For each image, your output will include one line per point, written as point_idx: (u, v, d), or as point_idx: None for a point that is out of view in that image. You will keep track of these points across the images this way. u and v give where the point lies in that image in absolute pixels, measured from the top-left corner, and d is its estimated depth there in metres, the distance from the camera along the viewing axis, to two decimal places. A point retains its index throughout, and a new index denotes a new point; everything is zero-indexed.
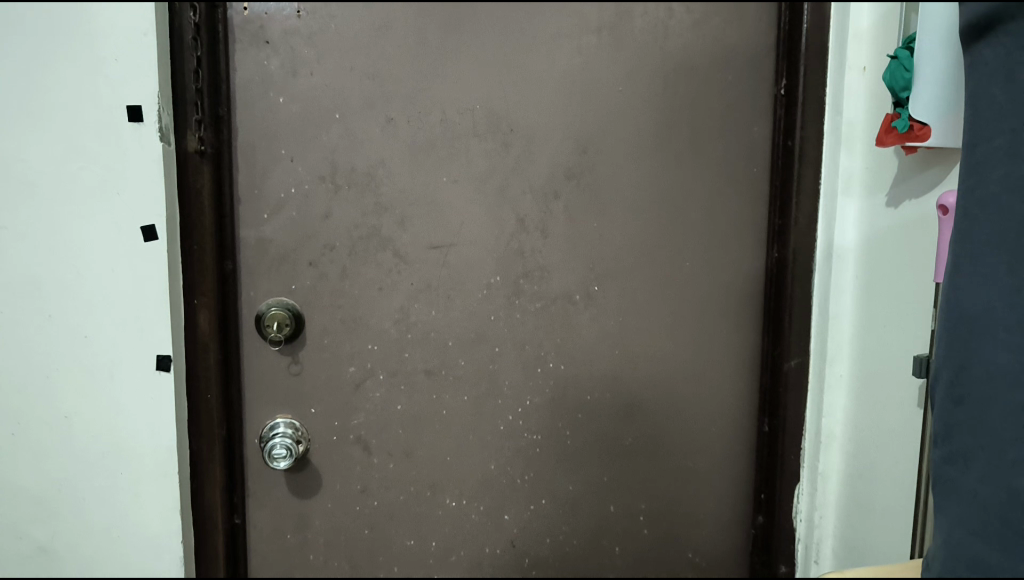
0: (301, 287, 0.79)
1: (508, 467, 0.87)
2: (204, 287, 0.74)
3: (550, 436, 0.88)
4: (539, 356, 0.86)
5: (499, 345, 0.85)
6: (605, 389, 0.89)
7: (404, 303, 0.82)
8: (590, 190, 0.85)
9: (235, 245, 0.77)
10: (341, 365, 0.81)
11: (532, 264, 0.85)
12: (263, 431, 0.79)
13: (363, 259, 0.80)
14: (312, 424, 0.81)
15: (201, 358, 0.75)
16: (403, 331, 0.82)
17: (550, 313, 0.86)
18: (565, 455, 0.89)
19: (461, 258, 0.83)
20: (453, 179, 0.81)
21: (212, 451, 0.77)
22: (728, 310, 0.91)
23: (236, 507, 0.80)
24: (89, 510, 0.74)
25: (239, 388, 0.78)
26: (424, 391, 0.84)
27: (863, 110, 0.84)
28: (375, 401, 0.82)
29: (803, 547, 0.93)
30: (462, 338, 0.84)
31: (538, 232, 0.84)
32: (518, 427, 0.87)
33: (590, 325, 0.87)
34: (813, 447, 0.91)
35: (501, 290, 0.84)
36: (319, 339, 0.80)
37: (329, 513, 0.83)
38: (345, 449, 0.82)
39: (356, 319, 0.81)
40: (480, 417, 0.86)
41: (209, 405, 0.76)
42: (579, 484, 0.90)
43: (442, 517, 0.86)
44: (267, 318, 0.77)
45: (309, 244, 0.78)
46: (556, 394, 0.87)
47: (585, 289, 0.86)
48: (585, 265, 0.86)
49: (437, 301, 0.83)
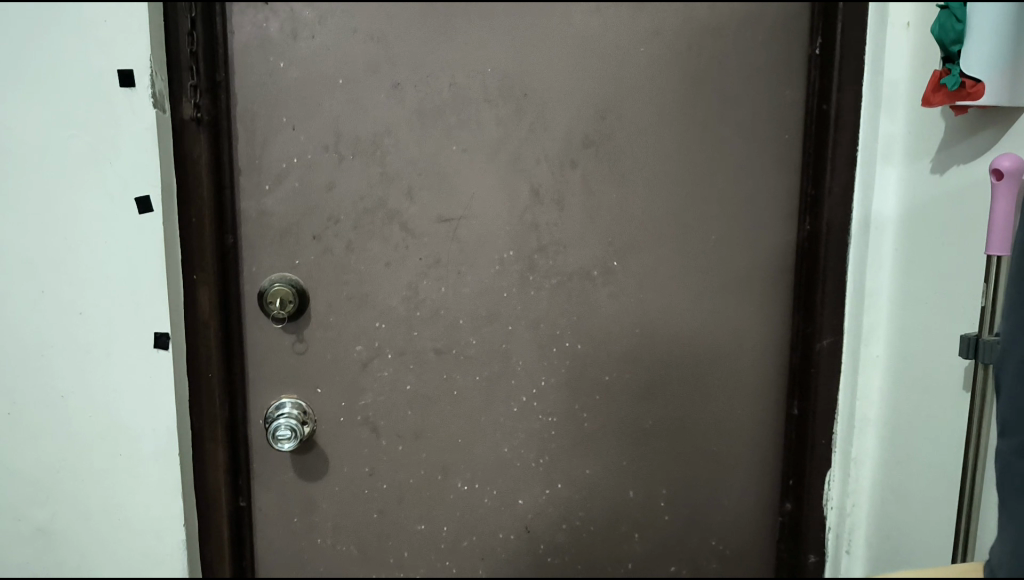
0: (305, 262, 0.75)
1: (522, 450, 0.84)
2: (206, 261, 0.71)
3: (567, 419, 0.84)
4: (555, 335, 0.82)
5: (513, 323, 0.81)
6: (625, 371, 0.85)
7: (413, 279, 0.78)
8: (609, 159, 0.80)
9: (236, 218, 0.73)
10: (348, 343, 0.78)
11: (547, 238, 0.80)
12: (268, 411, 0.76)
13: (369, 233, 0.76)
14: (318, 404, 0.78)
15: (201, 336, 0.72)
16: (412, 308, 0.79)
17: (567, 289, 0.82)
18: (583, 438, 0.85)
19: (473, 233, 0.79)
20: (464, 148, 0.77)
21: (214, 430, 0.73)
22: (755, 286, 0.86)
23: (241, 490, 0.77)
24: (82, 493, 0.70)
25: (241, 365, 0.75)
26: (435, 370, 0.80)
27: (906, 69, 0.78)
28: (383, 381, 0.79)
29: (833, 536, 0.88)
30: (474, 316, 0.80)
31: (553, 203, 0.80)
32: (532, 408, 0.83)
33: (608, 302, 0.83)
34: (847, 432, 0.86)
35: (515, 266, 0.80)
36: (323, 317, 0.77)
37: (337, 496, 0.80)
38: (353, 431, 0.79)
39: (363, 296, 0.77)
40: (492, 399, 0.82)
41: (211, 384, 0.72)
42: (597, 468, 0.86)
43: (453, 501, 0.83)
44: (269, 294, 0.74)
45: (312, 217, 0.75)
46: (572, 375, 0.83)
47: (603, 265, 0.82)
48: (602, 239, 0.82)
49: (449, 278, 0.79)
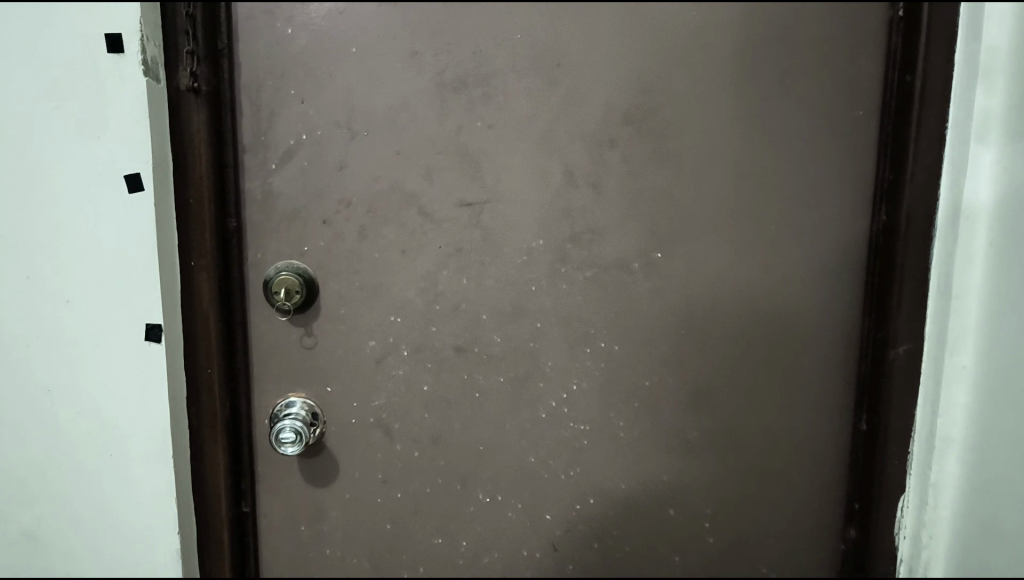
0: (314, 249, 0.69)
1: (550, 460, 0.76)
2: (205, 248, 0.65)
3: (601, 428, 0.76)
4: (588, 334, 0.74)
5: (542, 320, 0.73)
6: (667, 376, 0.76)
7: (431, 269, 0.71)
8: (653, 137, 0.71)
9: (240, 199, 0.67)
10: (360, 338, 0.71)
11: (581, 225, 0.72)
12: (275, 409, 0.71)
13: (384, 217, 0.69)
14: (327, 404, 0.72)
15: (200, 327, 0.66)
16: (430, 302, 0.71)
17: (603, 283, 0.73)
18: (619, 449, 0.77)
19: (499, 219, 0.71)
20: (489, 124, 0.69)
21: (213, 432, 0.68)
22: (818, 284, 0.76)
23: (245, 495, 0.72)
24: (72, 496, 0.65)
25: (245, 358, 0.70)
26: (455, 370, 0.73)
27: (1010, 32, 0.66)
28: (398, 380, 0.72)
29: (905, 569, 0.77)
30: (498, 311, 0.72)
31: (589, 186, 0.71)
32: (562, 414, 0.75)
33: (650, 300, 0.74)
34: (925, 453, 0.75)
35: (545, 256, 0.72)
36: (334, 310, 0.70)
37: (348, 504, 0.74)
38: (365, 434, 0.73)
39: (377, 288, 0.70)
40: (518, 403, 0.74)
41: (211, 379, 0.67)
42: (633, 483, 0.78)
43: (473, 514, 0.76)
44: (274, 283, 0.68)
45: (322, 200, 0.68)
46: (607, 379, 0.75)
47: (645, 256, 0.73)
48: (643, 227, 0.73)
49: (472, 269, 0.71)
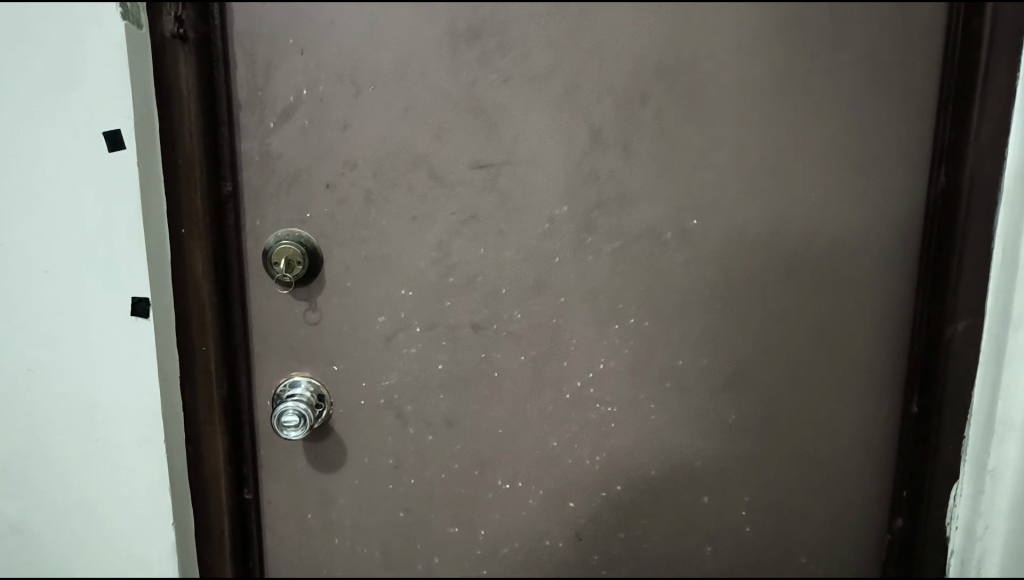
0: (317, 216, 0.63)
1: (575, 445, 0.70)
2: (196, 215, 0.60)
3: (630, 411, 0.70)
4: (616, 309, 0.68)
5: (566, 295, 0.67)
6: (702, 355, 0.70)
7: (445, 238, 0.65)
8: (688, 91, 0.64)
9: (235, 161, 0.61)
10: (368, 313, 0.65)
11: (608, 190, 0.65)
12: (278, 390, 0.66)
13: (393, 181, 0.63)
14: (334, 384, 0.67)
15: (193, 301, 0.61)
16: (443, 274, 0.65)
17: (632, 254, 0.67)
18: (649, 432, 0.71)
19: (519, 183, 0.64)
20: (507, 77, 0.62)
21: (210, 412, 0.63)
22: (868, 255, 0.69)
23: (247, 482, 0.68)
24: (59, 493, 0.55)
25: (244, 336, 0.65)
26: (471, 348, 0.67)
27: None
28: (409, 359, 0.67)
29: (958, 562, 0.71)
30: (518, 284, 0.66)
31: (617, 147, 0.65)
32: (587, 396, 0.69)
33: (682, 273, 0.68)
34: (981, 436, 0.68)
35: (570, 224, 0.66)
36: (340, 282, 0.65)
37: (357, 491, 0.69)
38: (375, 417, 0.68)
39: (386, 259, 0.65)
40: (540, 384, 0.69)
41: (206, 356, 0.62)
42: (663, 469, 0.73)
43: (491, 501, 0.71)
44: (274, 254, 0.63)
45: (325, 162, 0.62)
46: (636, 359, 0.69)
47: (679, 224, 0.67)
48: (677, 192, 0.66)
49: (489, 238, 0.65)
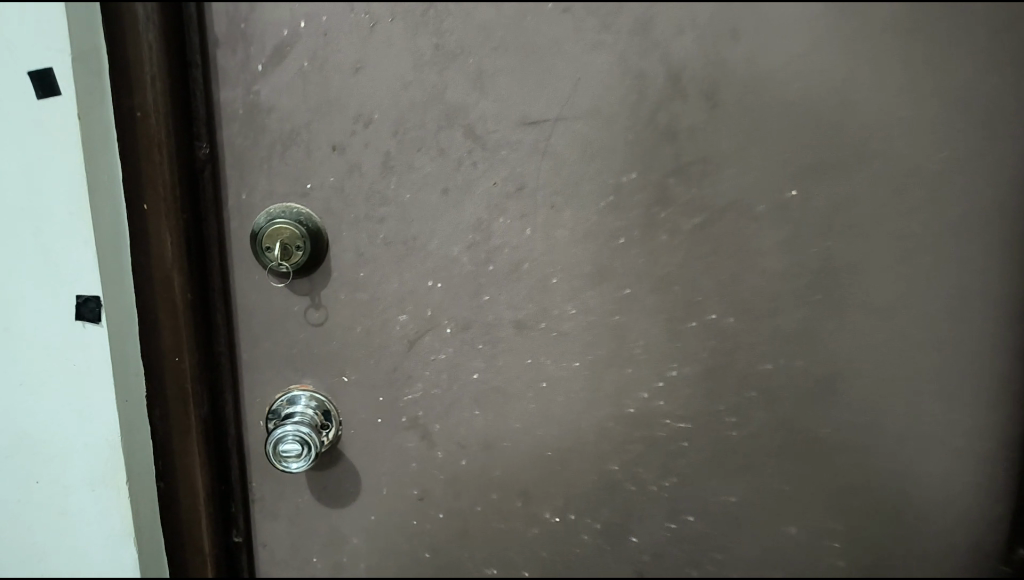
0: (321, 187, 0.50)
1: (638, 470, 0.57)
2: (161, 187, 0.46)
3: (706, 428, 0.57)
4: (693, 304, 0.55)
5: (632, 286, 0.54)
6: (793, 357, 0.57)
7: (482, 215, 0.51)
8: (792, 23, 0.50)
9: (213, 116, 0.48)
10: (386, 311, 0.52)
11: (689, 152, 0.52)
12: (274, 405, 0.53)
13: (417, 143, 0.50)
14: (343, 398, 0.54)
15: (160, 300, 0.47)
16: (480, 261, 0.52)
17: (716, 233, 0.54)
18: (727, 452, 0.58)
19: (576, 144, 0.51)
20: (564, 6, 0.49)
21: (186, 438, 0.50)
22: (1012, 233, 0.55)
23: (235, 521, 0.55)
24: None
25: (227, 340, 0.52)
26: (514, 352, 0.54)
27: None
28: (438, 367, 0.54)
29: None
30: (573, 272, 0.53)
31: (700, 97, 0.51)
32: (656, 410, 0.56)
33: (774, 255, 0.55)
34: None
35: (638, 197, 0.52)
36: (351, 272, 0.51)
37: (373, 529, 0.56)
38: (396, 439, 0.55)
39: (409, 242, 0.51)
40: (598, 397, 0.55)
41: (179, 368, 0.49)
42: (743, 495, 0.60)
43: (537, 538, 0.58)
44: (266, 236, 0.49)
45: (330, 117, 0.49)
46: (714, 365, 0.56)
47: (775, 195, 0.53)
48: (773, 156, 0.53)
49: (538, 216, 0.52)
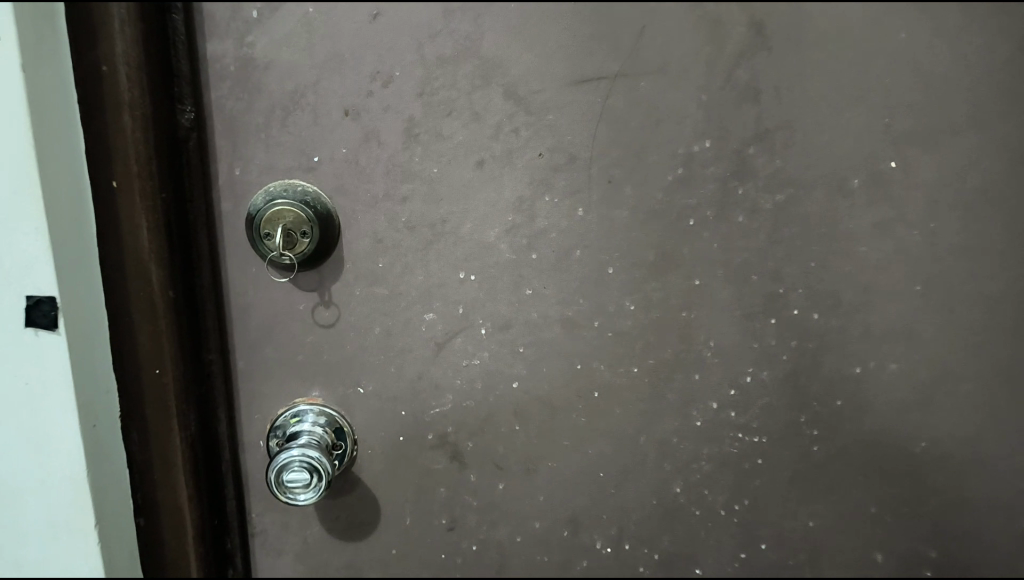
0: (330, 160, 0.41)
1: (705, 492, 0.49)
2: (136, 165, 0.38)
3: (784, 442, 0.49)
4: (773, 296, 0.46)
5: (702, 276, 0.45)
6: (889, 359, 0.47)
7: (525, 192, 0.43)
8: None
9: (199, 74, 0.39)
10: (410, 309, 0.44)
11: (771, 115, 0.43)
12: (276, 421, 0.44)
13: (446, 105, 0.41)
14: (359, 413, 0.45)
15: (137, 298, 0.40)
16: (522, 248, 0.43)
17: (802, 212, 0.45)
18: (807, 470, 0.49)
19: (637, 107, 0.42)
20: None
21: (171, 463, 0.42)
22: None
23: (231, 561, 0.47)
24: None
25: (221, 347, 0.43)
26: (561, 356, 0.45)
27: None
28: (470, 375, 0.45)
29: None
30: (632, 260, 0.44)
31: (788, 48, 0.42)
32: (727, 422, 0.48)
33: (871, 238, 0.45)
34: None
35: (711, 168, 0.43)
36: (368, 263, 0.43)
37: (396, 563, 0.48)
38: (422, 460, 0.46)
39: (437, 226, 0.43)
40: (659, 407, 0.47)
41: (160, 380, 0.41)
42: (825, 521, 0.51)
43: (586, 572, 0.50)
44: (264, 221, 0.41)
45: (341, 74, 0.40)
46: (796, 369, 0.47)
47: (874, 167, 0.44)
48: (875, 115, 0.43)
49: (592, 192, 0.43)
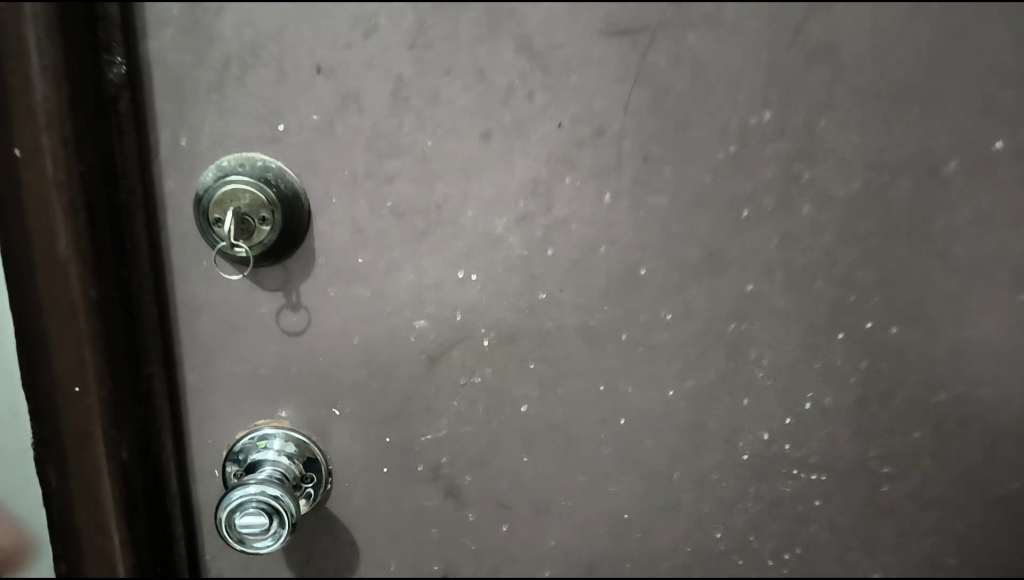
0: (297, 129, 0.33)
1: (750, 538, 0.41)
2: (44, 136, 0.30)
3: (849, 482, 0.40)
4: (844, 306, 0.37)
5: (755, 280, 0.37)
6: (983, 384, 0.39)
7: (540, 173, 0.34)
8: None
9: (130, 17, 0.31)
10: (396, 315, 0.36)
11: (855, 80, 0.34)
12: (234, 449, 0.37)
13: (445, 61, 0.32)
14: (334, 439, 0.37)
15: (50, 300, 0.32)
16: (535, 242, 0.35)
17: (886, 203, 0.36)
18: (875, 515, 0.41)
19: (684, 67, 0.33)
20: None
21: (99, 500, 0.35)
22: None
23: None
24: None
25: (163, 358, 0.35)
26: (580, 375, 0.37)
27: None
28: (470, 395, 0.37)
29: None
30: (670, 259, 0.36)
31: None
32: (780, 456, 0.39)
33: (971, 237, 0.36)
34: None
35: (773, 146, 0.35)
36: (344, 257, 0.35)
37: None
38: (410, 494, 0.39)
39: (430, 213, 0.34)
40: (698, 438, 0.39)
41: (82, 401, 0.33)
42: (892, 575, 0.43)
43: None
44: (212, 205, 0.33)
45: (310, 19, 0.31)
46: (868, 395, 0.39)
47: (981, 147, 0.35)
48: (988, 80, 0.34)
49: (624, 174, 0.35)
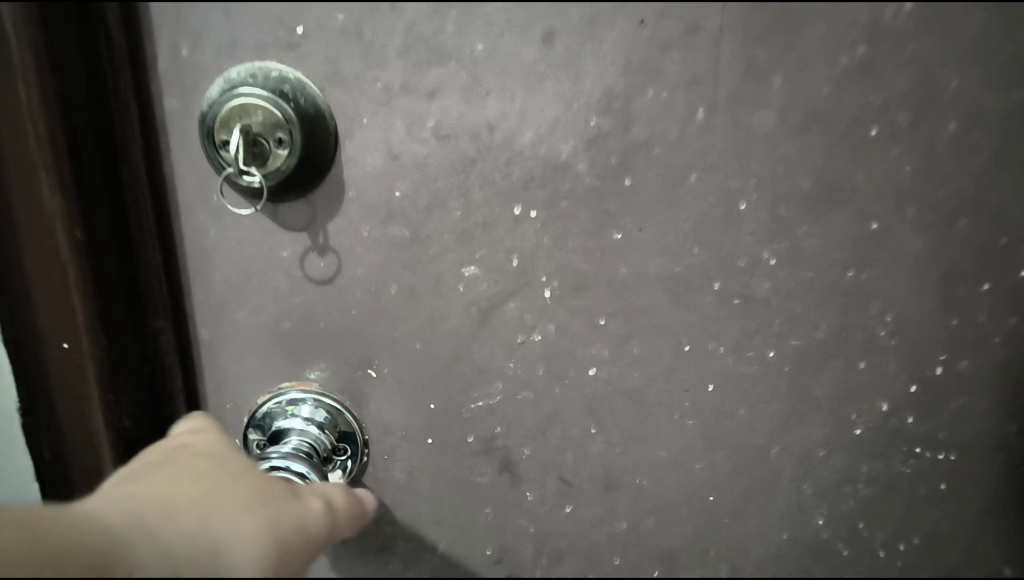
0: (318, 31, 0.27)
1: (859, 526, 0.35)
2: (12, 44, 0.25)
3: (983, 465, 0.33)
4: (996, 252, 0.30)
5: (882, 216, 0.29)
6: None
7: (617, 84, 0.27)
8: None
9: None
10: (441, 261, 0.30)
11: None
12: (258, 414, 0.32)
13: None
14: (372, 406, 0.32)
15: (34, 244, 0.28)
16: (609, 172, 0.29)
17: None
18: (1015, 505, 0.34)
19: None
20: None
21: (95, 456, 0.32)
22: None
23: None
24: (180, 492, 0.18)
25: (167, 315, 0.31)
26: (660, 334, 0.31)
27: None
28: (528, 358, 0.31)
29: None
30: (778, 191, 0.29)
31: None
32: (900, 432, 0.33)
33: None
34: None
35: (916, 45, 0.26)
36: (378, 191, 0.29)
37: None
38: (458, 470, 0.33)
39: (481, 136, 0.28)
40: (800, 410, 0.32)
41: (71, 357, 0.30)
42: None
43: None
44: (220, 125, 0.27)
45: None
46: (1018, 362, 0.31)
47: None
48: None
49: (722, 86, 0.27)
